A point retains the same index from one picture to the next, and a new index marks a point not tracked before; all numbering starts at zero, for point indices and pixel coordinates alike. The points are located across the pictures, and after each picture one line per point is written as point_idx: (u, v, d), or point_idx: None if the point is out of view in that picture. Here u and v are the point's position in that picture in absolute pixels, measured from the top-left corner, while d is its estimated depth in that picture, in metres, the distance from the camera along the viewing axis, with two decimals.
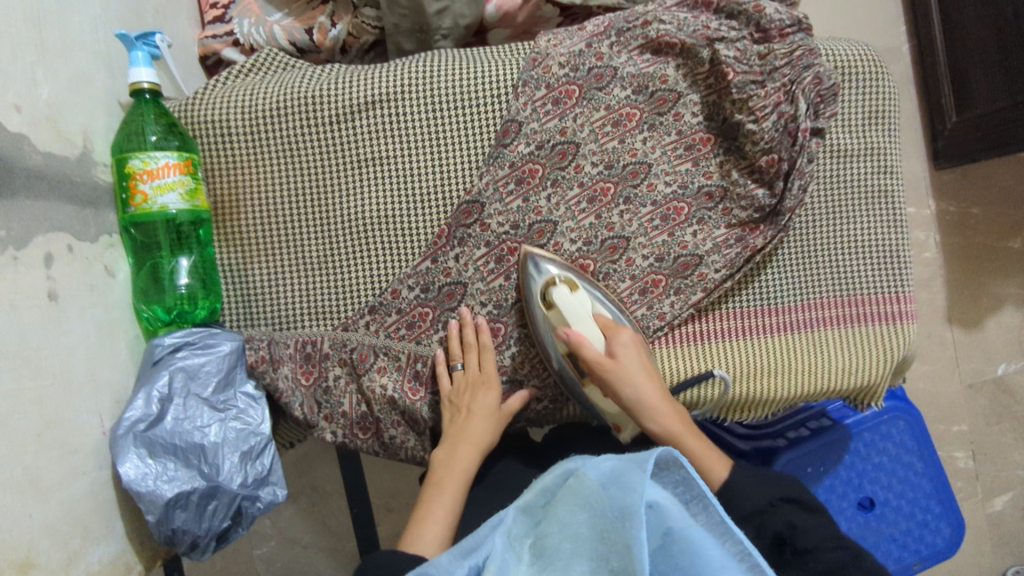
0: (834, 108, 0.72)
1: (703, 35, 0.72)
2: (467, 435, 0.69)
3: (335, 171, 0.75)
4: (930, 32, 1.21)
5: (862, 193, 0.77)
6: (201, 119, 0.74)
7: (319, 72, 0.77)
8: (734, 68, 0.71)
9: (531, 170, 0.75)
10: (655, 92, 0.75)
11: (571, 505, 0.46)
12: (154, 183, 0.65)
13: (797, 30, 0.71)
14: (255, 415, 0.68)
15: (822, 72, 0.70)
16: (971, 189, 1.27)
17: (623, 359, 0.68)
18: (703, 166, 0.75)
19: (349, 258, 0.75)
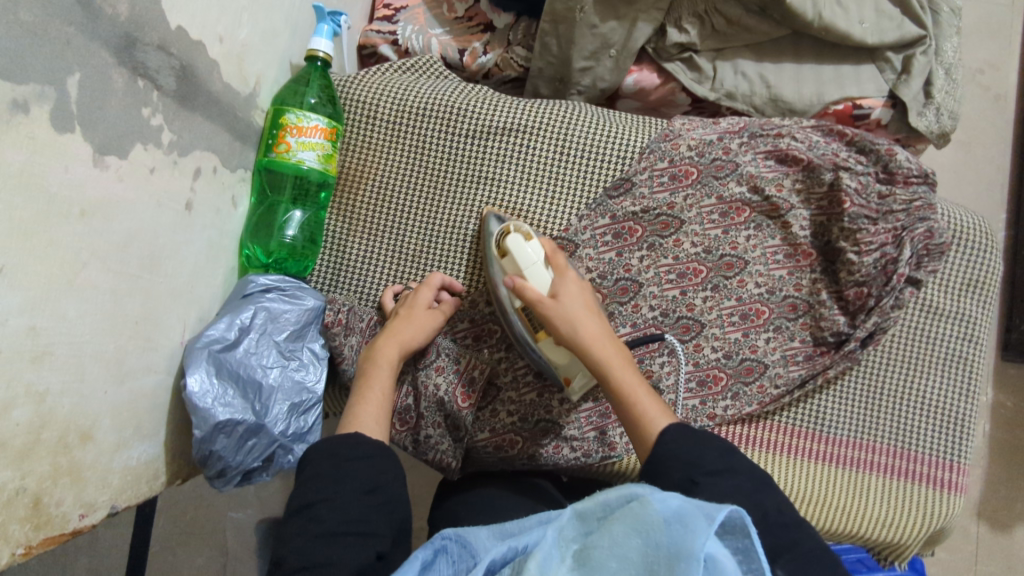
0: (936, 265, 0.74)
1: (830, 160, 0.75)
2: (396, 330, 0.70)
3: (456, 180, 0.79)
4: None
5: (942, 353, 0.77)
6: (355, 98, 0.79)
7: (467, 89, 0.83)
8: (851, 199, 0.73)
9: (631, 229, 0.78)
10: (770, 198, 0.77)
11: (627, 528, 0.41)
12: (300, 138, 0.71)
13: (921, 183, 0.75)
14: (315, 372, 0.70)
15: (935, 227, 0.73)
16: None
17: (565, 299, 0.65)
18: (796, 277, 0.77)
19: (442, 260, 0.79)
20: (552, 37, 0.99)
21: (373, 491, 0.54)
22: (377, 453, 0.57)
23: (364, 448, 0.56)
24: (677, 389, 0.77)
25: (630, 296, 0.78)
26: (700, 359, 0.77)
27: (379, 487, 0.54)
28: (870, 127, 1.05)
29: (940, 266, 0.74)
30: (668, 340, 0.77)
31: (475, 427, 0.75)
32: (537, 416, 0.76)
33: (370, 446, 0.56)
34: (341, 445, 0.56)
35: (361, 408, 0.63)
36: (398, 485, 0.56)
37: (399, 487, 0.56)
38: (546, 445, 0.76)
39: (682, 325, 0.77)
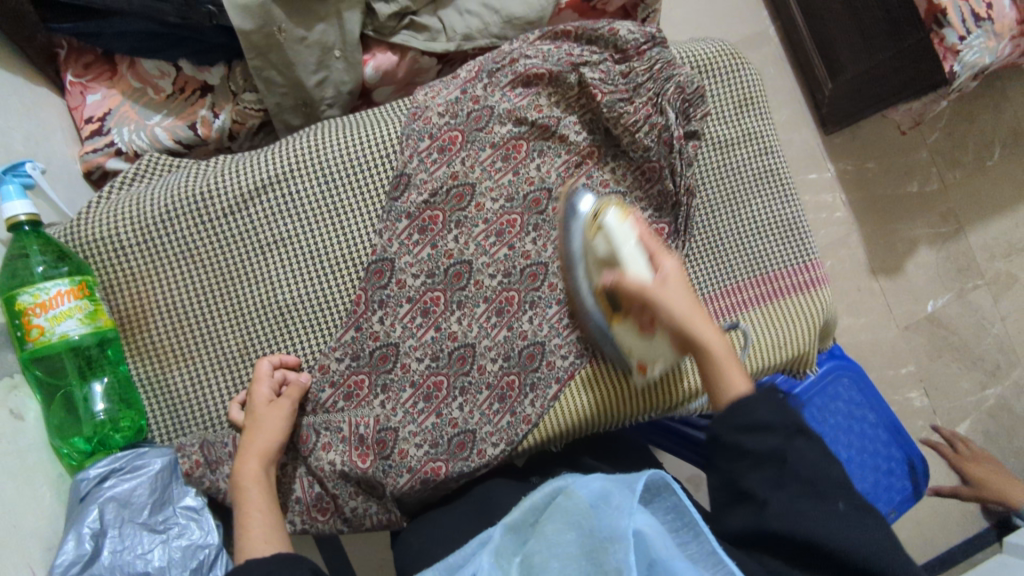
0: (703, 109, 0.76)
1: (567, 61, 0.76)
2: (248, 444, 0.66)
3: (240, 261, 0.74)
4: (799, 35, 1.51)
5: (751, 177, 0.80)
6: (91, 238, 0.72)
7: (203, 168, 0.76)
8: (601, 89, 0.75)
9: (432, 217, 0.75)
10: (536, 122, 0.77)
11: (562, 525, 0.52)
12: (49, 314, 0.62)
13: (652, 46, 0.76)
14: (201, 524, 0.65)
15: (683, 81, 0.74)
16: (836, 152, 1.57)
17: (670, 288, 0.65)
18: (598, 178, 0.78)
19: (271, 344, 0.74)
20: (270, 70, 0.92)
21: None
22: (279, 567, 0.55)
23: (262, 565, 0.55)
24: (556, 332, 0.76)
25: (467, 277, 0.76)
26: (560, 296, 0.77)
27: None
28: (604, 2, 1.05)
29: (707, 108, 0.77)
30: (524, 296, 0.76)
31: (391, 475, 0.72)
32: (447, 434, 0.73)
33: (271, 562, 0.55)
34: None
35: (249, 538, 0.59)
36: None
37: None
38: (468, 455, 0.74)
39: (529, 275, 0.76)
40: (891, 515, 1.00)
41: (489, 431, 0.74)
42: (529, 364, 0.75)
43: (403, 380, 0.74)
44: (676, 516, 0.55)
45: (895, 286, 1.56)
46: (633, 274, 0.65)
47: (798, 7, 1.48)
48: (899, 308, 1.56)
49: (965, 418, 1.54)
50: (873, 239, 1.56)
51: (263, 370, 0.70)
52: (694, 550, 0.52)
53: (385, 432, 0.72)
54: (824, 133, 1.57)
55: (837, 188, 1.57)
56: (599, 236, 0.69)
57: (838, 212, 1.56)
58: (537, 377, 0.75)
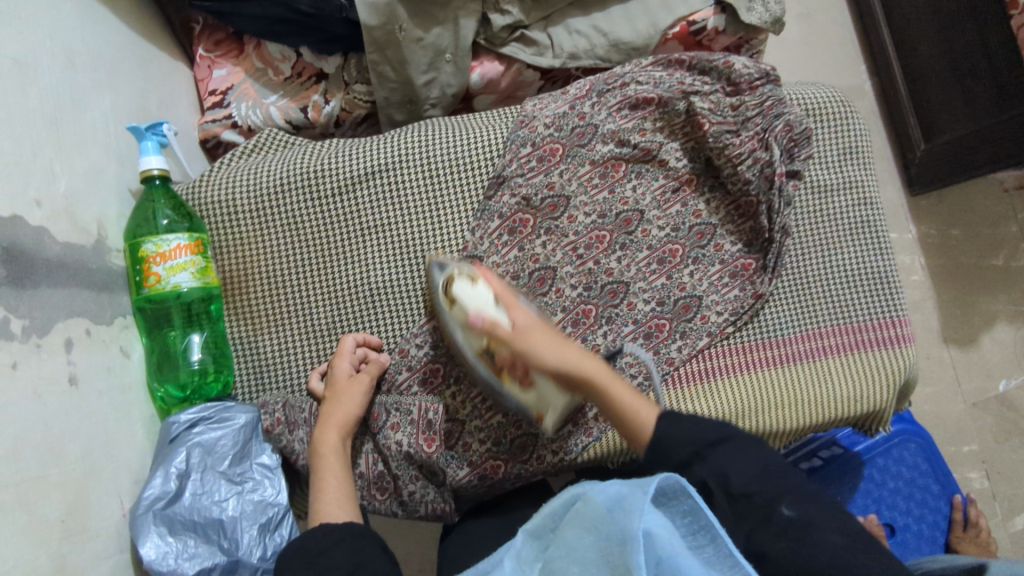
0: (807, 150, 0.77)
1: (678, 89, 0.77)
2: (330, 412, 0.69)
3: (339, 240, 0.77)
4: (897, 93, 1.50)
5: (846, 226, 0.80)
6: (209, 199, 0.76)
7: (317, 148, 0.80)
8: (709, 119, 0.76)
9: (523, 220, 0.78)
10: (638, 144, 0.78)
11: (580, 530, 0.51)
12: (166, 264, 0.67)
13: (766, 82, 0.77)
14: (274, 483, 0.68)
15: (792, 119, 0.75)
16: (920, 215, 1.54)
17: (530, 333, 0.64)
18: (691, 206, 0.79)
19: (357, 323, 0.77)
20: (385, 65, 0.97)
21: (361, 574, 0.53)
22: (350, 543, 0.56)
23: (330, 535, 0.56)
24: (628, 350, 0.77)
25: (549, 284, 0.77)
26: (637, 316, 0.77)
27: (364, 564, 0.54)
28: (710, 38, 1.07)
29: (812, 150, 0.77)
30: (601, 311, 0.77)
31: (453, 466, 0.74)
32: (510, 434, 0.75)
33: (341, 534, 0.56)
34: (311, 542, 0.55)
35: (320, 501, 0.62)
36: (385, 561, 0.56)
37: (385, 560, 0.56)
38: (527, 459, 0.75)
39: (608, 292, 0.77)
40: None
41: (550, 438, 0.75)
42: None
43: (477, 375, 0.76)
44: (692, 520, 0.50)
45: (966, 360, 1.50)
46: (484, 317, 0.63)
47: (900, 64, 1.47)
48: (968, 383, 1.50)
49: None
50: (948, 308, 1.52)
51: (348, 346, 0.73)
52: (709, 554, 0.48)
53: (453, 423, 0.75)
54: (910, 193, 1.54)
55: (917, 251, 1.53)
56: (455, 304, 0.67)
57: (915, 275, 1.52)
58: None
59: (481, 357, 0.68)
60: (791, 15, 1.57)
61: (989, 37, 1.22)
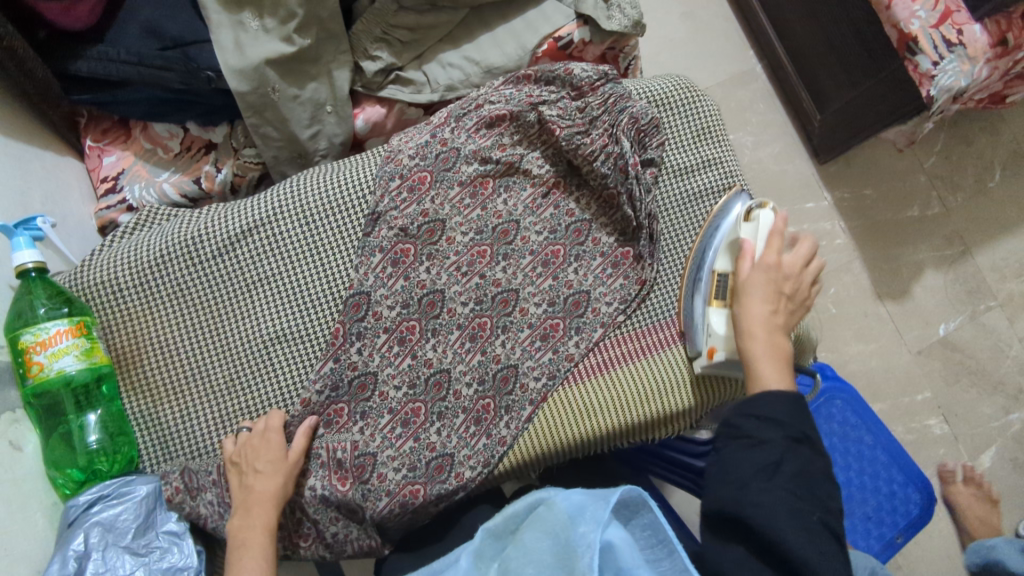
0: (657, 138, 0.82)
1: (527, 101, 0.82)
2: (259, 492, 0.69)
3: (228, 299, 0.79)
4: (785, 70, 1.57)
5: (712, 200, 0.84)
6: (92, 283, 0.78)
7: (195, 215, 0.83)
8: (558, 125, 0.81)
9: (404, 250, 0.80)
10: (500, 159, 0.83)
11: (539, 534, 0.56)
12: (48, 351, 0.67)
13: (605, 82, 0.84)
14: (182, 547, 0.68)
15: (635, 112, 0.81)
16: (831, 180, 1.59)
17: (758, 281, 0.71)
18: (563, 207, 0.84)
19: (257, 377, 0.78)
20: (267, 125, 1.00)
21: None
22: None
23: None
24: (528, 354, 0.79)
25: (440, 306, 0.79)
26: (531, 320, 0.80)
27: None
28: (579, 49, 1.12)
29: (661, 137, 0.83)
30: (497, 321, 0.80)
31: (371, 499, 0.74)
32: (425, 457, 0.76)
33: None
34: None
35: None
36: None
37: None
38: (446, 478, 0.75)
39: (499, 301, 0.80)
40: (896, 539, 1.00)
41: (467, 455, 0.76)
42: (503, 388, 0.78)
43: (382, 406, 0.77)
44: (651, 533, 0.59)
45: (904, 311, 1.54)
46: (750, 244, 0.73)
47: (781, 43, 1.55)
48: (909, 333, 1.53)
49: (991, 445, 1.49)
50: (875, 264, 1.56)
51: (307, 426, 0.75)
52: (666, 566, 0.56)
53: (364, 458, 0.75)
54: (819, 163, 1.60)
55: (835, 216, 1.58)
56: (747, 225, 0.76)
57: (838, 240, 1.57)
58: (511, 400, 0.78)
59: (713, 277, 0.78)
60: (674, 15, 1.64)
61: (849, 7, 1.29)
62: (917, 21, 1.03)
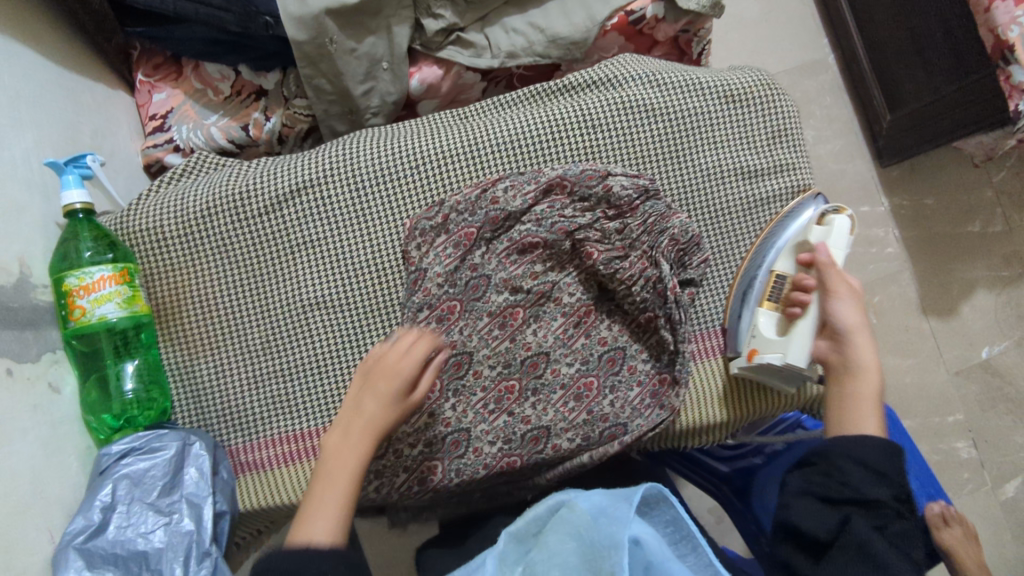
0: (698, 257, 0.76)
1: (561, 226, 0.75)
2: (323, 469, 0.58)
3: (270, 260, 0.78)
4: (859, 63, 1.48)
5: (778, 207, 0.80)
6: (138, 229, 0.77)
7: (244, 169, 0.81)
8: (597, 248, 0.75)
9: (468, 233, 0.74)
10: (533, 287, 0.76)
11: (561, 534, 0.53)
12: (91, 296, 0.67)
13: (645, 200, 0.76)
14: (201, 518, 0.65)
15: (678, 232, 0.75)
16: (891, 184, 1.52)
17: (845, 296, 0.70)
18: (596, 334, 0.77)
19: (293, 341, 0.77)
20: (320, 78, 0.97)
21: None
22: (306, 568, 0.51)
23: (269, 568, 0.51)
24: (560, 343, 0.76)
25: (483, 291, 0.75)
26: (566, 309, 0.77)
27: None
28: (651, 26, 1.06)
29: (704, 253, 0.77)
30: (529, 312, 0.76)
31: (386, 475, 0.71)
32: (441, 432, 0.72)
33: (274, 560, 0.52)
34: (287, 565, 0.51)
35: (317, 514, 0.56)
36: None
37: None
38: (463, 453, 0.73)
39: (536, 293, 0.76)
40: None
41: (484, 430, 0.73)
42: (531, 372, 0.75)
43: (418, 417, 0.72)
44: (674, 529, 0.57)
45: (948, 330, 1.49)
46: (829, 254, 0.72)
47: (860, 35, 1.45)
48: (950, 352, 1.48)
49: (1018, 474, 1.45)
50: (925, 278, 1.50)
51: None
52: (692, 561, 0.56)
53: None
54: (881, 166, 1.52)
55: (890, 223, 1.51)
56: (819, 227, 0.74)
57: (890, 248, 1.50)
58: (539, 383, 0.75)
59: (769, 276, 0.75)
60: None
61: (944, 5, 1.20)
62: (1017, 28, 0.95)
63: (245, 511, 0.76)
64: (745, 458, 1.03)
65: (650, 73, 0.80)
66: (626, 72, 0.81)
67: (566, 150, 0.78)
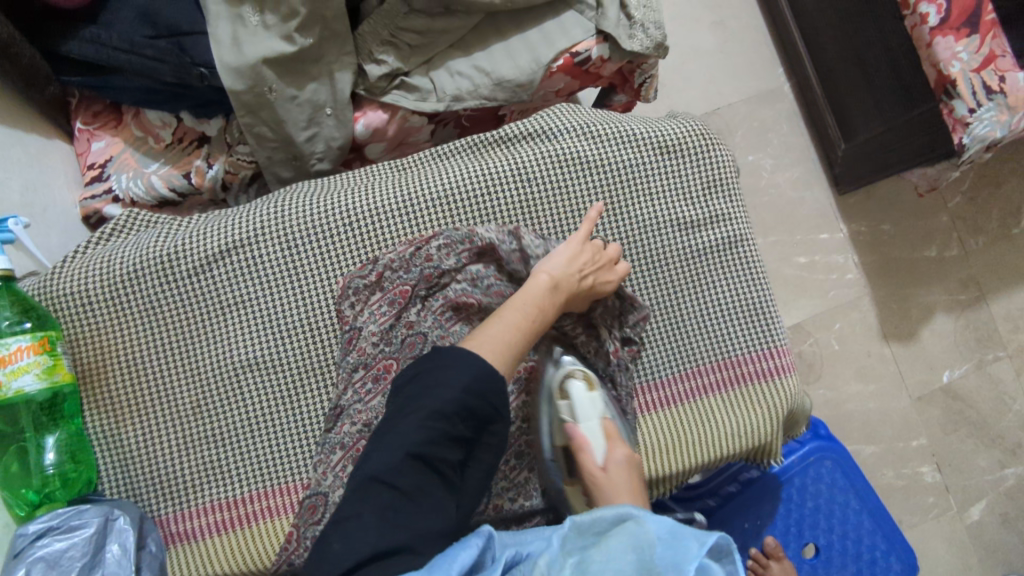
0: (637, 313, 0.76)
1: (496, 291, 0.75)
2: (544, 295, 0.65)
3: (199, 322, 0.76)
4: (814, 92, 1.49)
5: (715, 258, 0.80)
6: (61, 293, 0.75)
7: (174, 227, 0.79)
8: None
9: (403, 291, 0.74)
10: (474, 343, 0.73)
11: (623, 544, 0.47)
12: (6, 369, 0.65)
13: None
14: None
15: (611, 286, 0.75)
16: (848, 210, 1.53)
17: (614, 470, 0.61)
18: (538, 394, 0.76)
19: (223, 405, 0.75)
20: (261, 126, 0.96)
21: (414, 549, 0.49)
22: (450, 366, 0.54)
23: (418, 366, 0.56)
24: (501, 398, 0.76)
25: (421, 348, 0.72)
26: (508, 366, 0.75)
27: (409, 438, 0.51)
28: (597, 66, 1.06)
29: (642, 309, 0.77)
30: None
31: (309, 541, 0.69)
32: None
33: (413, 371, 0.56)
34: (436, 363, 0.54)
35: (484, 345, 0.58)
36: (438, 485, 0.53)
37: (443, 493, 0.52)
38: None
39: None
40: None
41: None
42: None
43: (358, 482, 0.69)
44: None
45: (909, 354, 1.50)
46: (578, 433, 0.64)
47: (813, 65, 1.47)
48: (911, 377, 1.49)
49: (982, 497, 1.46)
50: (885, 303, 1.51)
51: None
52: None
53: (316, 497, 0.69)
54: (838, 193, 1.53)
55: (849, 249, 1.52)
56: (565, 402, 0.69)
57: (850, 274, 1.51)
58: None
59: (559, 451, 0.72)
60: (705, 24, 1.56)
61: (888, 40, 1.22)
62: (958, 63, 0.91)
63: None
64: (701, 499, 1.02)
65: (585, 124, 0.80)
66: (560, 124, 0.80)
67: (502, 204, 0.78)
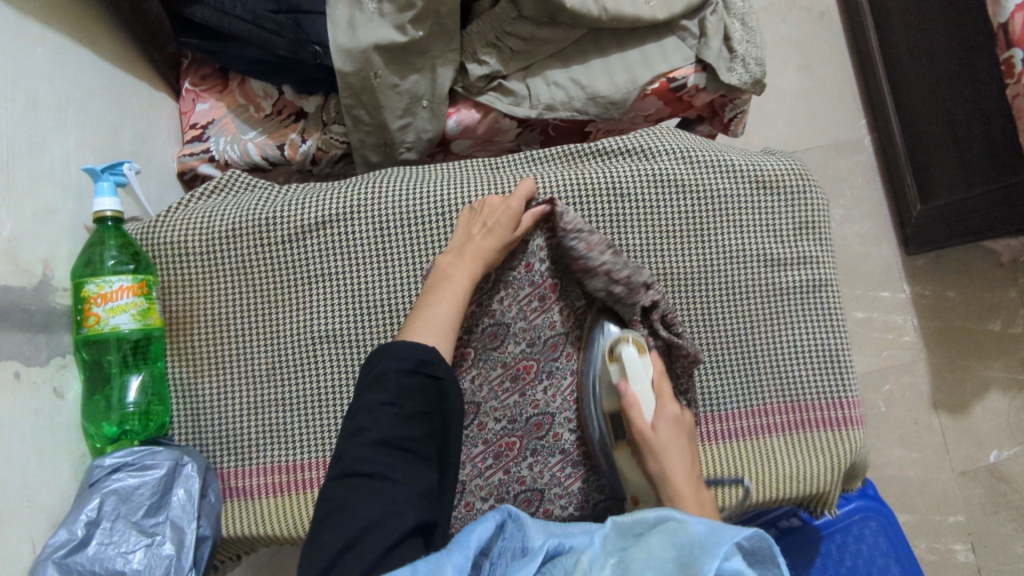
0: None
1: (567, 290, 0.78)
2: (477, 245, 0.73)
3: (285, 288, 0.78)
4: (895, 147, 1.47)
5: (795, 300, 0.80)
6: (161, 242, 0.78)
7: (273, 194, 0.82)
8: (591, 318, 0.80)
9: None
10: (547, 340, 0.80)
11: (662, 540, 0.44)
12: (108, 305, 0.68)
13: None
14: (182, 543, 0.66)
15: None
16: (914, 271, 1.50)
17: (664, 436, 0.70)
18: None
19: (296, 372, 0.78)
20: (360, 109, 0.98)
21: (401, 513, 0.53)
22: (385, 357, 0.60)
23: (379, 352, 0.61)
24: (567, 406, 0.79)
25: (501, 338, 0.79)
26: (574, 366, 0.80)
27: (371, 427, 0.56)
28: (691, 94, 1.07)
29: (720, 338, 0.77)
30: (541, 366, 0.80)
31: None
32: None
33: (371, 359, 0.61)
34: (400, 350, 0.60)
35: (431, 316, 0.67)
36: (410, 461, 0.57)
37: (414, 466, 0.57)
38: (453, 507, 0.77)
39: (550, 345, 0.80)
40: None
41: (478, 485, 0.78)
42: (534, 432, 0.79)
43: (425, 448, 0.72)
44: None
45: (958, 427, 1.45)
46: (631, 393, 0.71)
47: (899, 121, 1.45)
48: (957, 451, 1.45)
49: None
50: (940, 371, 1.47)
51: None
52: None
53: None
54: (906, 253, 1.50)
55: (910, 311, 1.49)
56: (613, 364, 0.74)
57: (906, 337, 1.48)
58: (539, 444, 0.79)
59: (607, 420, 0.75)
60: (791, 67, 1.56)
61: (986, 105, 1.19)
62: None
63: (227, 536, 0.76)
64: None
65: (684, 149, 0.81)
66: (659, 146, 0.81)
67: (592, 217, 0.79)
